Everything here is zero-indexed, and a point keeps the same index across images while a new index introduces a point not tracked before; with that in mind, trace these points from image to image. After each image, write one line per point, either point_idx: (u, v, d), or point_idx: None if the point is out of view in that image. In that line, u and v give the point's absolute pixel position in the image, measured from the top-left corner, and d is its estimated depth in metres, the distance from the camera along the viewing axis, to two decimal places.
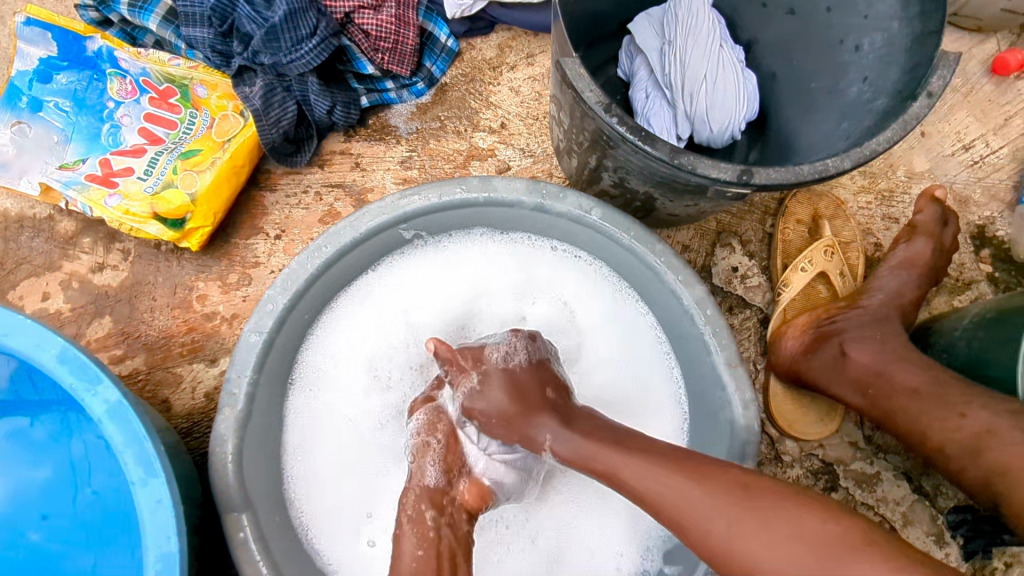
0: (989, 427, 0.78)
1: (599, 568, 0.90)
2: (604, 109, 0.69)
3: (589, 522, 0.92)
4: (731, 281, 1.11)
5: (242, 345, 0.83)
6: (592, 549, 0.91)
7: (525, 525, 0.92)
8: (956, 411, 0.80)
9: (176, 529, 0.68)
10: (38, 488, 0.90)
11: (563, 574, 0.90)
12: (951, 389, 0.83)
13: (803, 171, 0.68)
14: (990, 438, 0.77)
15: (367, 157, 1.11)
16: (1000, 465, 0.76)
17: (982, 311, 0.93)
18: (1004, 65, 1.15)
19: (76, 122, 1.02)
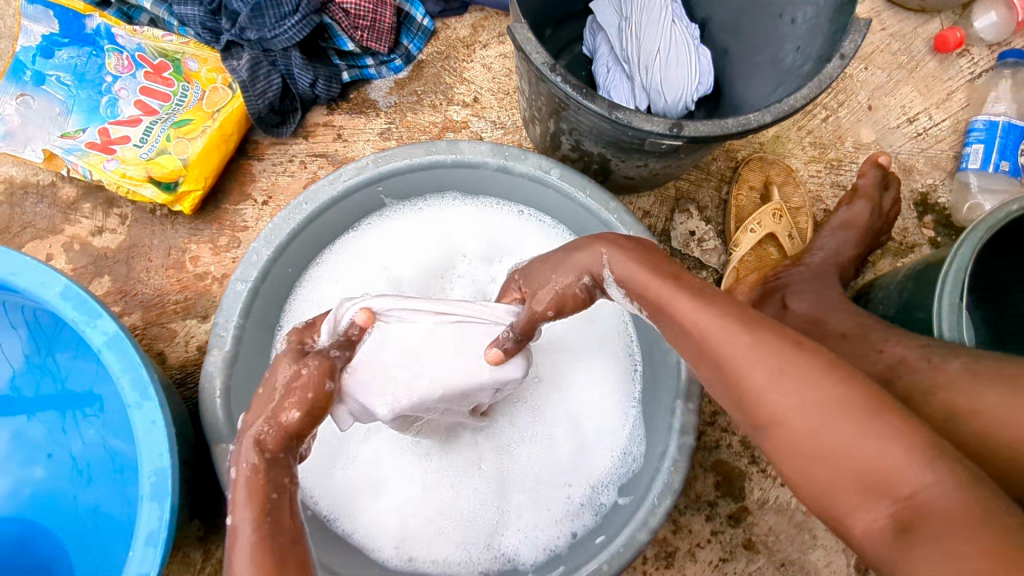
0: (902, 358, 0.81)
1: (549, 498, 0.95)
2: (549, 69, 0.76)
3: (538, 456, 0.97)
4: (688, 244, 1.19)
5: (230, 293, 0.91)
6: (541, 479, 0.96)
7: (474, 455, 0.96)
8: (875, 347, 0.85)
9: (167, 448, 0.76)
10: (45, 428, 0.98)
11: (511, 503, 0.95)
12: (872, 331, 0.89)
13: (729, 124, 0.75)
14: (900, 368, 0.80)
15: (348, 129, 1.19)
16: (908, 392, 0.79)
17: (913, 265, 1.00)
18: (945, 43, 1.23)
19: (77, 95, 1.10)
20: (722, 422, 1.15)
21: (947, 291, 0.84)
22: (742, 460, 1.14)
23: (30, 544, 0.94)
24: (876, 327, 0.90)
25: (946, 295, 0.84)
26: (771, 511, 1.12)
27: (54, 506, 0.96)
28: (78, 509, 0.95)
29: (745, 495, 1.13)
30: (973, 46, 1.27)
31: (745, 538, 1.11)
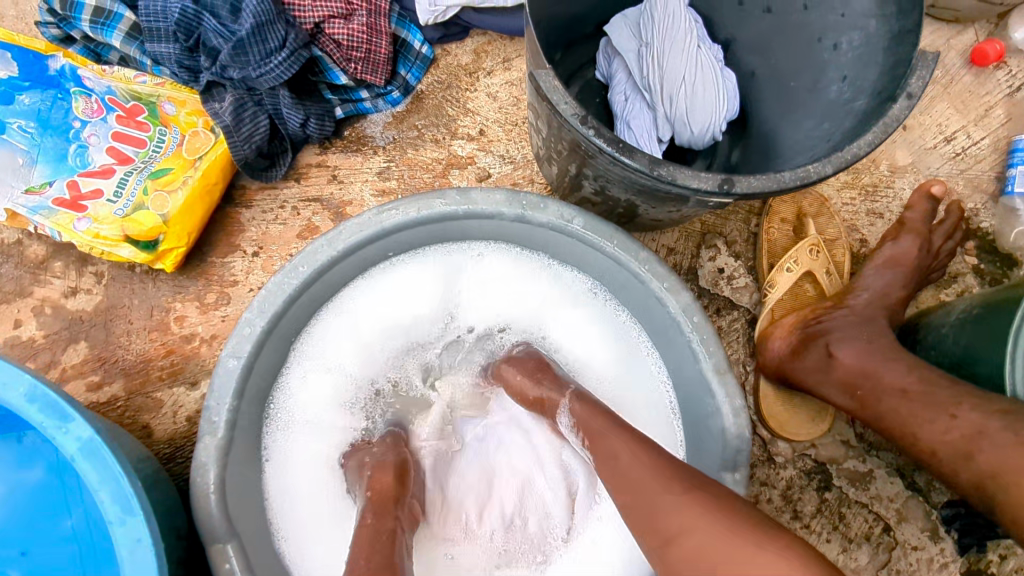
0: (980, 428, 0.74)
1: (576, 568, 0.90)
2: (581, 121, 0.67)
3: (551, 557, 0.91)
4: (717, 282, 1.10)
5: (220, 371, 0.81)
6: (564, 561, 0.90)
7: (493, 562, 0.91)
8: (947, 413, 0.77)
9: (157, 570, 0.66)
10: (12, 530, 0.85)
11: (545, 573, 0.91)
12: (939, 388, 0.80)
13: (785, 177, 0.66)
14: (981, 439, 0.74)
15: (344, 169, 1.09)
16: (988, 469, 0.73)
17: (965, 305, 0.91)
18: (983, 55, 1.15)
19: (41, 144, 0.99)
20: (761, 474, 1.06)
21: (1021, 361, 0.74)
22: (784, 516, 1.05)
23: None
24: (940, 383, 0.81)
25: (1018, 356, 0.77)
26: None
27: None
28: None
29: None
30: (1011, 58, 1.18)
31: None
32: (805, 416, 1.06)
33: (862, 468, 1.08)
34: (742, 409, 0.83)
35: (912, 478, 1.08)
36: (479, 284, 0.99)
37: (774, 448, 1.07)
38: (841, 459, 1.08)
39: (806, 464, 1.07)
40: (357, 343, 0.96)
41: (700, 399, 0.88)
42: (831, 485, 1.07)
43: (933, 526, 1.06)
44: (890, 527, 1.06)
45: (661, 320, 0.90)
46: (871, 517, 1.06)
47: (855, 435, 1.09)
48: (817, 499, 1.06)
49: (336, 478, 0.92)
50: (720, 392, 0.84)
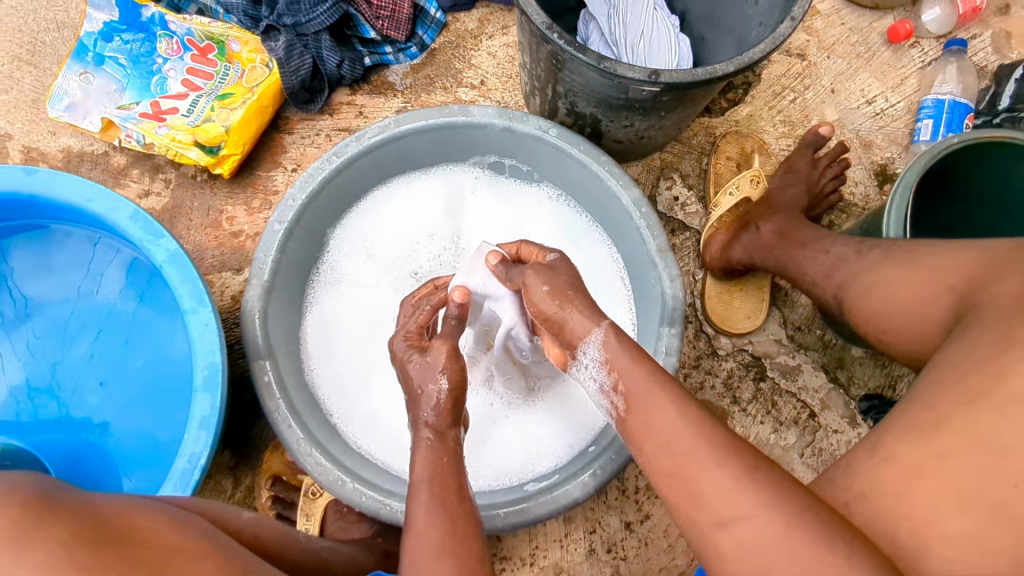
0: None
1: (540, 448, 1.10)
2: (548, 28, 0.91)
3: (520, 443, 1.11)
4: (673, 208, 1.33)
5: (268, 232, 1.03)
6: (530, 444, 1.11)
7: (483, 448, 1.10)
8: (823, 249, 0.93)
9: (219, 347, 0.88)
10: (97, 363, 1.10)
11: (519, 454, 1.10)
12: None
13: (698, 72, 0.90)
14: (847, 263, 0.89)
15: (369, 107, 1.34)
16: None
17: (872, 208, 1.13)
18: (896, 34, 1.39)
19: (131, 74, 1.25)
20: (706, 364, 1.26)
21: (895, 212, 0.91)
22: (725, 400, 1.25)
23: (80, 461, 1.05)
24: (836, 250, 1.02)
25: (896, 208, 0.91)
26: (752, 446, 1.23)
27: (101, 430, 1.07)
28: (125, 432, 1.07)
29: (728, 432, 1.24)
30: (923, 38, 1.43)
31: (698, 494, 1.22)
32: (742, 314, 1.27)
33: (792, 362, 1.28)
34: (678, 276, 1.04)
35: (834, 374, 1.28)
36: (477, 199, 1.23)
37: (718, 343, 1.27)
38: (774, 354, 1.28)
39: (744, 358, 1.27)
40: (379, 240, 1.21)
41: (646, 276, 1.09)
42: (766, 376, 1.27)
43: (852, 413, 1.26)
44: (814, 413, 1.26)
45: (618, 215, 1.12)
46: (798, 403, 1.26)
47: (786, 336, 1.29)
48: (754, 387, 1.26)
49: (358, 343, 1.15)
50: (661, 265, 1.05)
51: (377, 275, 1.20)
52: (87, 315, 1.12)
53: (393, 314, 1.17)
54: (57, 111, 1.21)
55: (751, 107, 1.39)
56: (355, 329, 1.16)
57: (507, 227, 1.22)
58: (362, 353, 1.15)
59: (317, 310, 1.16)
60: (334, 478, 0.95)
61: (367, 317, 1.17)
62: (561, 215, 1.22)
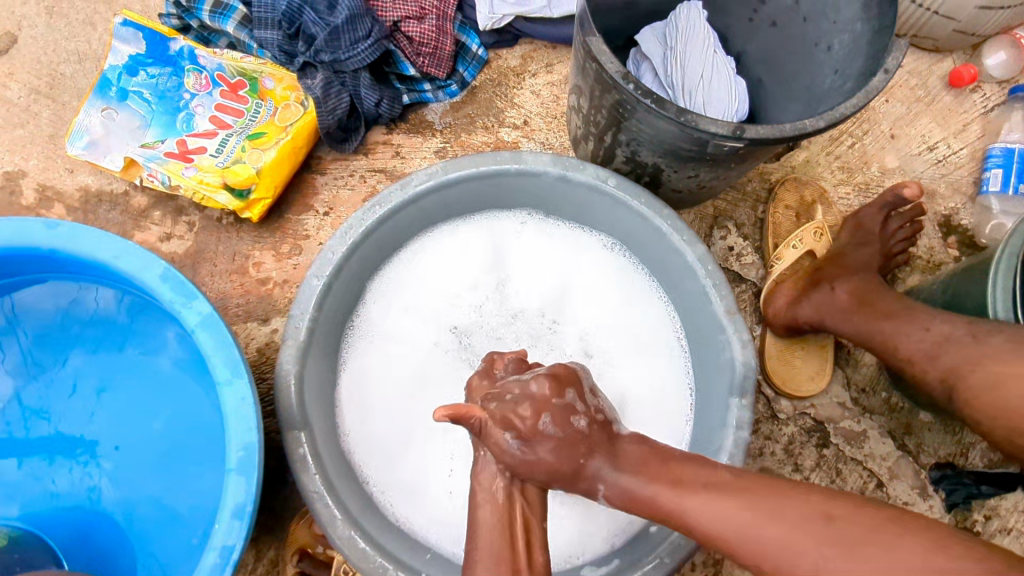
0: (946, 335, 0.87)
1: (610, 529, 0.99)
2: (622, 77, 0.84)
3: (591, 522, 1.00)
4: (727, 258, 1.25)
5: (306, 288, 0.95)
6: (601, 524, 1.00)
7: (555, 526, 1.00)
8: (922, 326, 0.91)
9: (255, 424, 0.79)
10: (114, 425, 1.02)
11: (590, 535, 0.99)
12: (920, 313, 0.93)
13: (786, 127, 0.82)
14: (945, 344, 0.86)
15: (406, 147, 1.27)
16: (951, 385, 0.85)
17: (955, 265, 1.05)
18: (960, 78, 1.33)
19: (156, 110, 1.18)
20: (766, 428, 1.18)
21: (1003, 267, 0.87)
22: (786, 468, 1.16)
23: (91, 537, 0.97)
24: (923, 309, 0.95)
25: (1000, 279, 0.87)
26: None
27: (113, 499, 0.99)
28: (140, 504, 0.98)
29: None
30: (985, 83, 1.36)
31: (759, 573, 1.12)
32: (806, 374, 1.18)
33: (858, 428, 1.19)
34: (749, 342, 0.96)
35: (902, 440, 1.19)
36: (523, 245, 1.15)
37: (777, 405, 1.19)
38: (838, 419, 1.20)
39: (806, 423, 1.19)
40: (419, 289, 1.12)
41: (712, 339, 1.01)
42: (829, 442, 1.18)
43: (923, 484, 1.17)
44: (883, 483, 1.17)
45: (680, 269, 1.04)
46: (865, 473, 1.17)
47: (850, 399, 1.21)
48: (817, 454, 1.17)
49: (395, 403, 1.06)
50: (729, 329, 0.97)
51: (416, 327, 1.10)
52: (105, 372, 1.03)
53: (433, 369, 1.08)
54: (77, 149, 1.13)
55: (808, 152, 1.32)
56: (391, 385, 1.06)
57: (554, 275, 1.14)
58: (400, 415, 1.05)
59: (351, 365, 1.06)
60: (374, 566, 0.86)
61: (405, 373, 1.08)
62: (614, 267, 1.14)
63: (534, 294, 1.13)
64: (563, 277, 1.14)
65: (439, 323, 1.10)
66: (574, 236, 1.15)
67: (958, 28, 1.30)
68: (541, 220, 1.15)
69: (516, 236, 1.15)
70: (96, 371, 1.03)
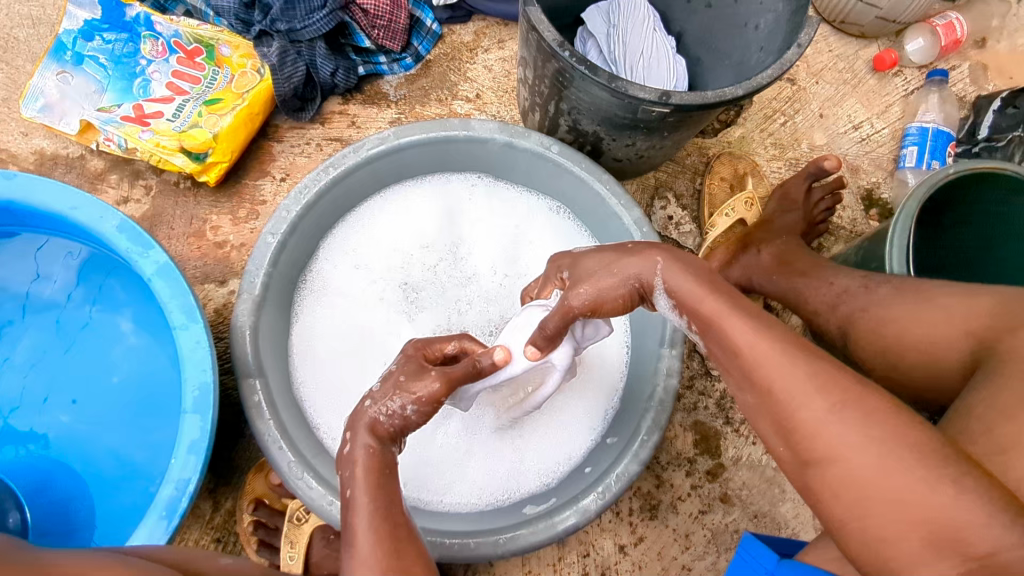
0: (846, 289, 0.96)
1: (554, 454, 1.08)
2: (559, 45, 0.90)
3: (529, 448, 1.08)
4: (667, 227, 1.33)
5: (261, 244, 1.00)
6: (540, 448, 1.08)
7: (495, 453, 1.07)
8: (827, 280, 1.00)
9: (210, 366, 0.84)
10: (72, 379, 1.05)
11: (528, 462, 1.07)
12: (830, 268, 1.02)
13: (708, 94, 0.89)
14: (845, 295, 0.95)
15: (362, 117, 1.31)
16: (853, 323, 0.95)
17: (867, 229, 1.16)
18: (882, 62, 1.43)
19: (112, 76, 1.19)
20: (700, 384, 1.27)
21: (898, 233, 0.97)
22: (718, 421, 1.25)
23: (50, 485, 1.00)
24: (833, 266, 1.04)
25: (897, 241, 0.96)
26: (744, 467, 1.23)
27: (74, 450, 1.02)
28: (97, 451, 1.01)
29: (721, 453, 1.24)
30: (906, 68, 1.47)
31: (700, 507, 1.21)
32: None
33: None
34: None
35: None
36: (472, 208, 1.20)
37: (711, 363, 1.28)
38: None
39: None
40: (372, 248, 1.16)
41: None
42: None
43: None
44: None
45: (617, 232, 1.11)
46: None
47: None
48: None
49: (348, 356, 1.10)
50: None
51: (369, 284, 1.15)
52: (63, 328, 1.06)
53: (386, 323, 1.13)
54: (31, 111, 1.15)
55: (743, 129, 1.40)
56: (344, 337, 1.11)
57: (504, 237, 1.19)
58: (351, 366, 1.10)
59: (307, 320, 1.11)
60: (325, 503, 0.90)
61: (359, 328, 1.12)
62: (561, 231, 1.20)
63: (484, 255, 1.19)
64: (510, 236, 1.19)
65: (392, 281, 1.15)
66: (521, 200, 1.21)
67: (880, 16, 1.39)
68: (491, 186, 1.21)
69: (467, 200, 1.21)
70: (52, 327, 1.06)
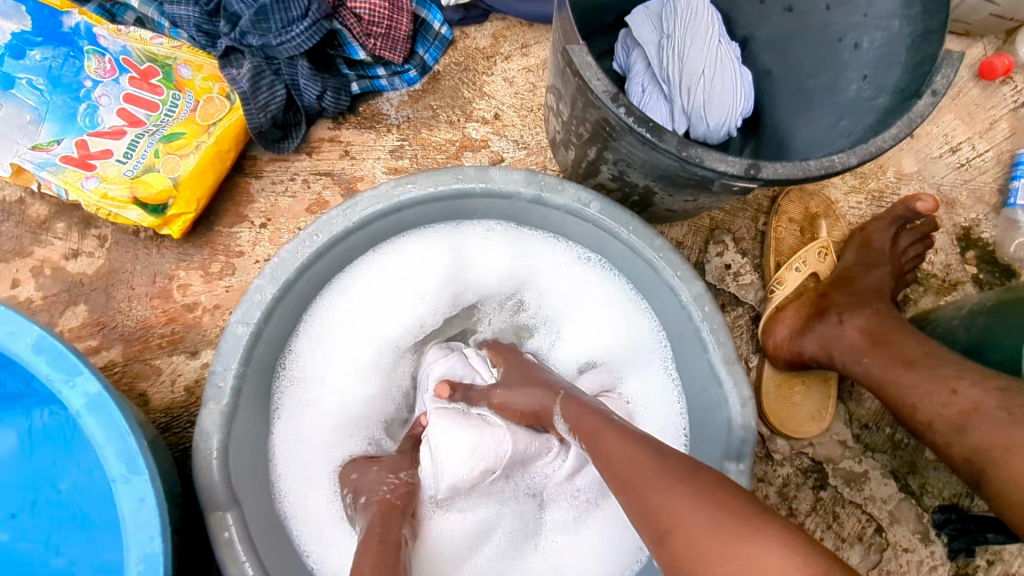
0: (977, 405, 0.78)
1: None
2: (611, 98, 0.68)
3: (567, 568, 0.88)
4: (724, 278, 1.11)
5: (229, 336, 0.79)
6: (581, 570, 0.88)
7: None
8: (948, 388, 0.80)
9: (159, 529, 0.65)
10: (15, 485, 0.89)
11: None
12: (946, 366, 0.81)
13: (810, 166, 0.68)
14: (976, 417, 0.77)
15: (356, 145, 1.08)
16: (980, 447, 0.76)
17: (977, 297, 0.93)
18: (991, 69, 1.16)
19: (50, 101, 0.96)
20: (759, 470, 1.07)
21: None
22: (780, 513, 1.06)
23: None
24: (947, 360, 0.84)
25: None
26: None
27: (17, 572, 0.86)
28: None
29: None
30: (1018, 73, 1.20)
31: None
32: (805, 414, 1.07)
33: (858, 468, 1.09)
34: (750, 399, 0.82)
35: (905, 481, 1.09)
36: (490, 259, 1.00)
37: (773, 445, 1.08)
38: (837, 459, 1.09)
39: (802, 463, 1.08)
40: (369, 311, 0.97)
41: (707, 389, 0.87)
42: (827, 485, 1.08)
43: (925, 528, 1.07)
44: (882, 529, 1.07)
45: (672, 307, 0.89)
46: (864, 518, 1.07)
47: (852, 436, 1.10)
48: (812, 498, 1.07)
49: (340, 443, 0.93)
50: (728, 383, 0.83)
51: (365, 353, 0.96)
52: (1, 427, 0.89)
53: None
54: None
55: None
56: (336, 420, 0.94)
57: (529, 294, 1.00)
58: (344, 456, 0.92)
59: (287, 403, 0.92)
60: None
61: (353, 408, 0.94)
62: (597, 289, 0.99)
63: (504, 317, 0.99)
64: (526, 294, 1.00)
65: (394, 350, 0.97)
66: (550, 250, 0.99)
67: (996, 12, 1.13)
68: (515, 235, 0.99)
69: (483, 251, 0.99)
70: None
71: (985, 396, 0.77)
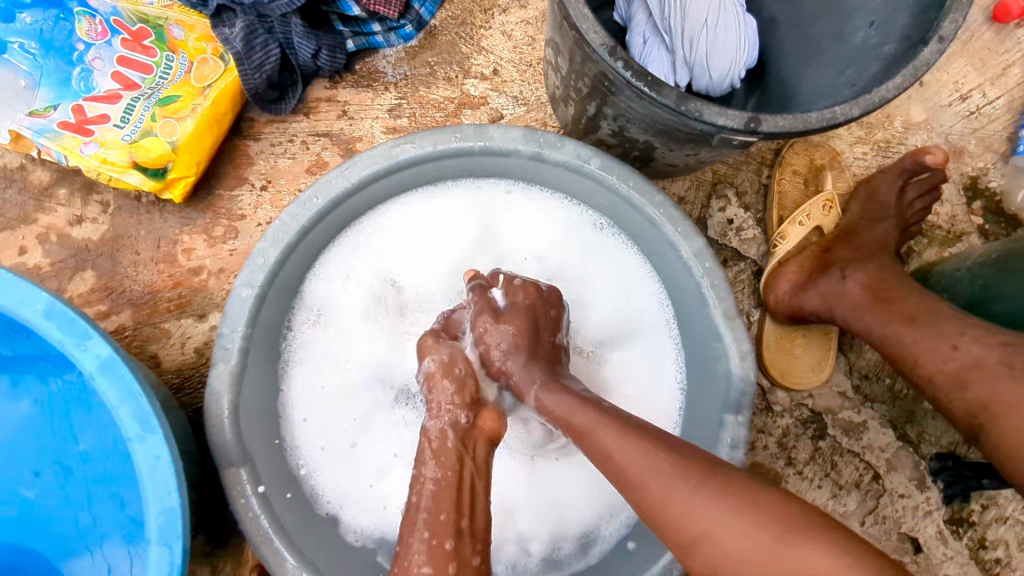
0: (977, 360, 0.80)
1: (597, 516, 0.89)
2: (609, 52, 0.67)
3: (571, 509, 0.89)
4: (726, 233, 1.11)
5: (234, 299, 0.81)
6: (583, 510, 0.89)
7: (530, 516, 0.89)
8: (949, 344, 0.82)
9: (176, 486, 0.68)
10: (35, 447, 0.91)
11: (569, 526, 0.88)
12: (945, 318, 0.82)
13: (811, 118, 0.67)
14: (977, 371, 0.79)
15: (354, 105, 1.07)
16: (981, 400, 0.78)
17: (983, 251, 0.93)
18: (1006, 12, 1.13)
19: (43, 65, 0.93)
20: (759, 421, 1.09)
21: None
22: (779, 462, 1.08)
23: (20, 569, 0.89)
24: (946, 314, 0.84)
25: None
26: None
27: (43, 527, 0.90)
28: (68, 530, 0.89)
29: None
30: None
31: None
32: (806, 365, 1.09)
33: (857, 418, 1.11)
34: (749, 352, 0.83)
35: (903, 430, 1.11)
36: (498, 216, 0.99)
37: (773, 397, 1.10)
38: (836, 409, 1.11)
39: (802, 414, 1.10)
40: (376, 267, 0.97)
41: (707, 343, 0.88)
42: (826, 434, 1.10)
43: (921, 475, 1.10)
44: (879, 476, 1.09)
45: (672, 262, 0.90)
46: (862, 466, 1.09)
47: (851, 387, 1.12)
48: (811, 447, 1.09)
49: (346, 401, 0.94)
50: (728, 337, 0.84)
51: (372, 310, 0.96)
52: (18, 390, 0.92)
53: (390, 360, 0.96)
54: None
55: None
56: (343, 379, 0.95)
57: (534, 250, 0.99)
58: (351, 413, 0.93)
59: (299, 358, 0.94)
60: None
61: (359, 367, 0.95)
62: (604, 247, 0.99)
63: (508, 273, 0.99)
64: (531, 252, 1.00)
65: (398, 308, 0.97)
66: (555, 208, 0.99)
67: None
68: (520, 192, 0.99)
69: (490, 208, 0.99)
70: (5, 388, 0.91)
71: (986, 352, 0.79)
